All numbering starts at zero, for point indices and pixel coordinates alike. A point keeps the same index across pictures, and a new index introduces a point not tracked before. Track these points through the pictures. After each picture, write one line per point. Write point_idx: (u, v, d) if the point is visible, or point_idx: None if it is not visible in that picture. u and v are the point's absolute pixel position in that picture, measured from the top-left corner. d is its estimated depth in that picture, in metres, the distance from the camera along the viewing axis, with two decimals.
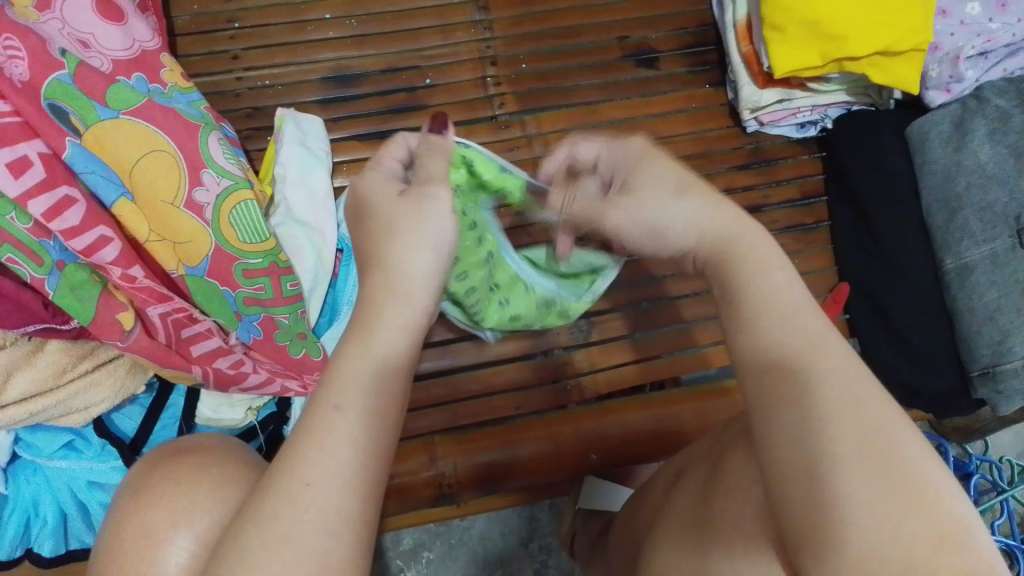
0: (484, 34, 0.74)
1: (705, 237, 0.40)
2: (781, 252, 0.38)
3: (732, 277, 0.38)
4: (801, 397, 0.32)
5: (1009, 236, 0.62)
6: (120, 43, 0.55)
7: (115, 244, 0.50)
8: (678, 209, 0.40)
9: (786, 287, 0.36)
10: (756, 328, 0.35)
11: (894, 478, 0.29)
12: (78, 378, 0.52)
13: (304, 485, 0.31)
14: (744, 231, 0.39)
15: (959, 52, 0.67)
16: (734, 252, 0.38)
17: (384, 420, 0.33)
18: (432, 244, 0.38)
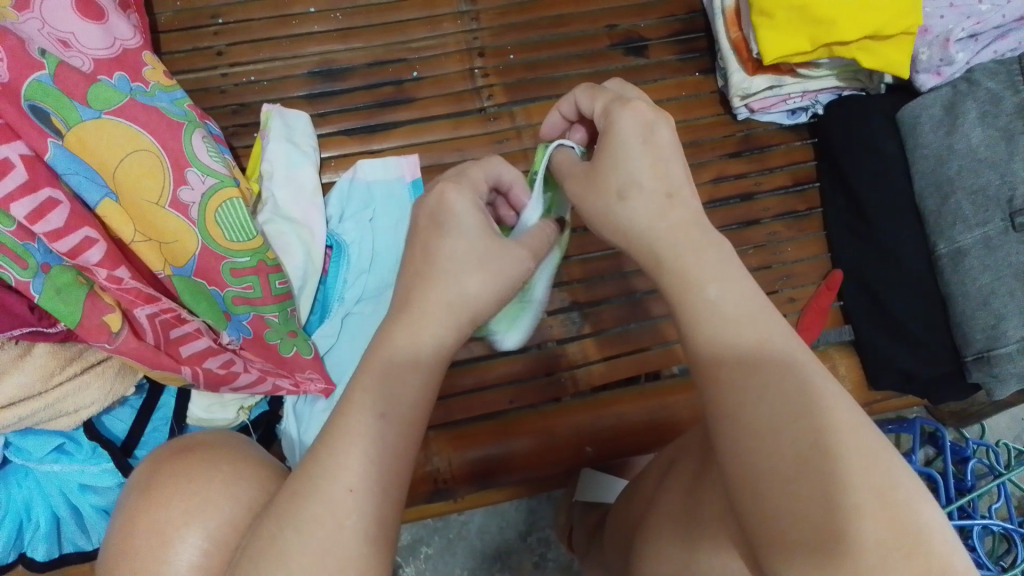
0: (471, 25, 0.73)
1: (633, 245, 0.40)
2: (724, 262, 0.37)
3: (667, 287, 0.38)
4: (774, 403, 0.34)
5: (1002, 219, 0.62)
6: (100, 42, 0.54)
7: (100, 245, 0.49)
8: (622, 218, 0.40)
9: (722, 301, 0.36)
10: (701, 338, 0.36)
11: (864, 485, 0.32)
12: (66, 381, 0.52)
13: (347, 491, 0.34)
14: (685, 241, 0.38)
15: (949, 35, 0.66)
16: (674, 261, 0.38)
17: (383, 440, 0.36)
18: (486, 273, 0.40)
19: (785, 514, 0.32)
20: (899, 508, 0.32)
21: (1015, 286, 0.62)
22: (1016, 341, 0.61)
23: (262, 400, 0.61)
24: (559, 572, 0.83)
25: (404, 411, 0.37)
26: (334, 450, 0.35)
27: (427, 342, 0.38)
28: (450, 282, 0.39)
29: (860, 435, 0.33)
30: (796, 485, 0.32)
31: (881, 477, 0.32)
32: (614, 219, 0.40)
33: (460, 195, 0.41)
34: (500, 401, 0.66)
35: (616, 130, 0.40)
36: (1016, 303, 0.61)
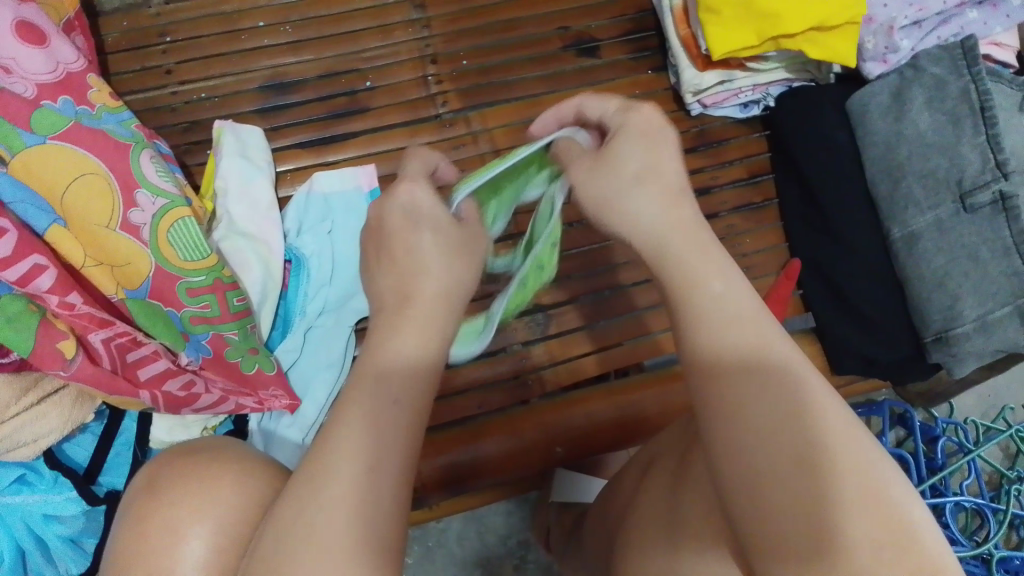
0: (422, 33, 0.73)
1: (641, 235, 0.40)
2: (721, 257, 0.38)
3: (669, 282, 0.38)
4: (766, 407, 0.33)
5: (952, 202, 0.63)
6: (43, 66, 0.53)
7: (50, 271, 0.48)
8: (630, 209, 0.40)
9: (726, 296, 0.37)
10: (699, 336, 0.36)
11: (861, 486, 0.32)
12: (23, 412, 0.51)
13: (367, 471, 0.34)
14: (685, 237, 0.39)
15: (893, 23, 0.67)
16: (674, 257, 0.38)
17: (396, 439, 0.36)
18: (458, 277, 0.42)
19: (785, 512, 0.32)
20: (893, 510, 0.32)
21: (968, 267, 0.63)
22: (972, 321, 0.62)
23: (226, 419, 0.61)
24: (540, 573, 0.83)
25: (413, 399, 0.37)
26: (347, 437, 0.35)
27: (426, 337, 0.40)
28: (438, 274, 0.41)
29: (853, 435, 0.33)
30: (790, 488, 0.32)
31: (873, 477, 0.32)
32: (621, 207, 0.40)
33: (427, 195, 0.43)
34: (468, 407, 0.66)
35: (625, 126, 0.42)
36: (970, 283, 0.63)
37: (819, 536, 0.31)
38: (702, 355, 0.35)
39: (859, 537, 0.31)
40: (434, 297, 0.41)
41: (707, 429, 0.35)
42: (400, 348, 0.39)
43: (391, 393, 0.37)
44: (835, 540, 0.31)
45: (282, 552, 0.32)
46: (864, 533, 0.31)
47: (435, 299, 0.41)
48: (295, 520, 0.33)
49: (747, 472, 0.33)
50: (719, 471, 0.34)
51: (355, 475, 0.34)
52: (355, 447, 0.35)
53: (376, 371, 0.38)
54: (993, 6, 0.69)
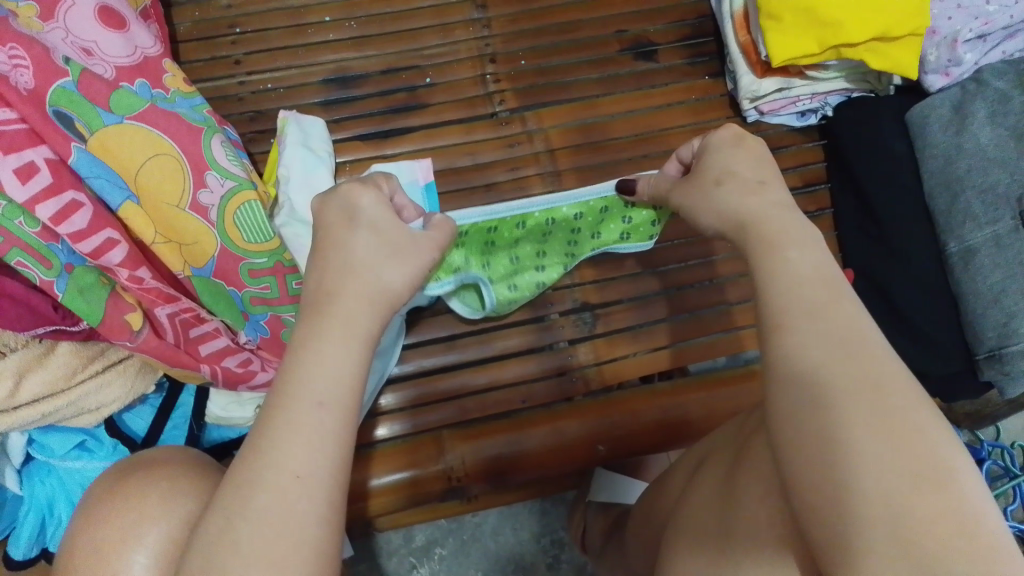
0: (482, 32, 0.75)
1: (727, 221, 0.44)
2: (803, 233, 0.40)
3: (756, 241, 0.41)
4: (809, 377, 0.34)
5: (1012, 218, 0.63)
6: (122, 50, 0.56)
7: (122, 246, 0.51)
8: (717, 196, 0.45)
9: (801, 261, 0.39)
10: (768, 297, 0.38)
11: (907, 459, 0.30)
12: (89, 378, 0.53)
13: (294, 477, 0.34)
14: (777, 214, 0.42)
15: (957, 36, 0.67)
16: (762, 229, 0.41)
17: (329, 436, 0.36)
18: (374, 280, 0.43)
19: (823, 494, 0.31)
20: (926, 462, 0.30)
21: None
22: None
23: None
24: (573, 574, 0.84)
25: (342, 400, 0.37)
26: (277, 441, 0.35)
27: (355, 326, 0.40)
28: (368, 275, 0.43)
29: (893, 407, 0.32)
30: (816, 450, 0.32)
31: (914, 443, 0.30)
32: (713, 196, 0.45)
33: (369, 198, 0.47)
34: (513, 401, 0.67)
35: (710, 141, 0.48)
36: None
37: (840, 498, 0.30)
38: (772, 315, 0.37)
39: (877, 496, 0.29)
40: (370, 288, 0.42)
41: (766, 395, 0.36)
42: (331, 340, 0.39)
43: (321, 393, 0.37)
44: (859, 508, 0.29)
45: (215, 555, 0.32)
46: (884, 497, 0.29)
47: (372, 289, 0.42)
48: (221, 529, 0.33)
49: (793, 437, 0.33)
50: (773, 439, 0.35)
51: (283, 479, 0.34)
52: (284, 447, 0.35)
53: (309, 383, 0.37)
54: None
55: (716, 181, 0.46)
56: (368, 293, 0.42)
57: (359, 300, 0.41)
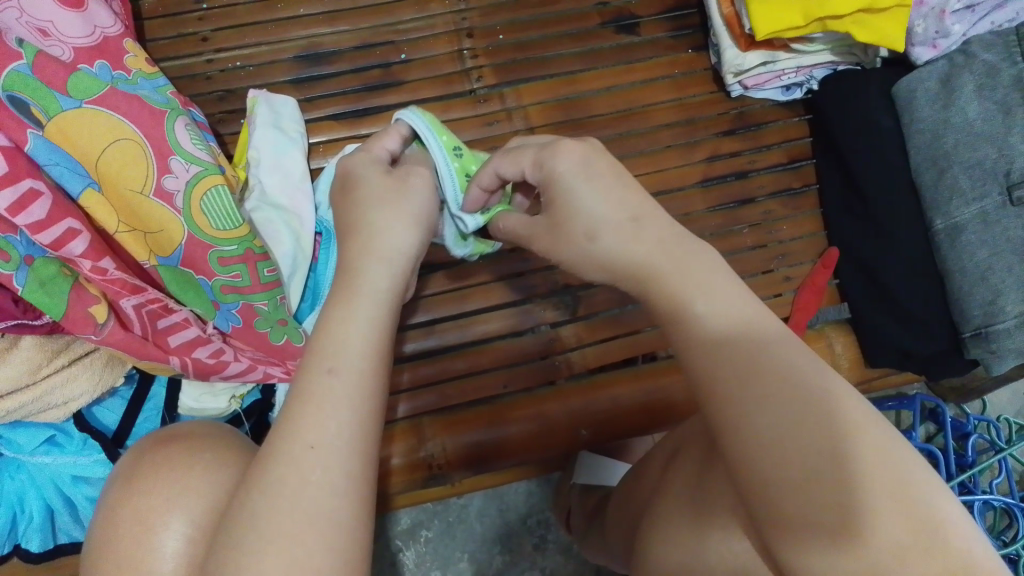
0: (459, 6, 0.72)
1: (620, 277, 0.38)
2: (713, 270, 0.36)
3: (659, 297, 0.36)
4: (776, 378, 0.32)
5: (999, 193, 0.61)
6: (81, 31, 0.53)
7: (83, 236, 0.49)
8: (598, 252, 0.38)
9: (710, 311, 0.35)
10: (695, 328, 0.35)
11: (887, 463, 0.31)
12: (55, 373, 0.52)
13: (309, 448, 0.33)
14: (669, 262, 0.37)
15: (945, 6, 0.65)
16: (659, 285, 0.36)
17: (348, 397, 0.35)
18: (386, 234, 0.41)
19: (818, 504, 0.30)
20: (901, 464, 0.31)
21: (1013, 261, 0.61)
22: (1014, 317, 0.61)
23: (254, 389, 0.60)
24: (560, 553, 0.83)
25: (359, 367, 0.36)
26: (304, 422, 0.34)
27: (370, 303, 0.38)
28: (378, 239, 0.41)
29: (869, 418, 0.32)
30: (819, 478, 0.30)
31: (892, 454, 0.31)
32: (591, 256, 0.39)
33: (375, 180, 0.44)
34: (494, 386, 0.65)
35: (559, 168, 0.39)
36: (1014, 278, 0.61)
37: (849, 525, 0.30)
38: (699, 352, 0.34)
39: (888, 519, 0.30)
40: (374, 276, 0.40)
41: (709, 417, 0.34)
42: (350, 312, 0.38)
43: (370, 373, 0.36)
44: (864, 519, 0.30)
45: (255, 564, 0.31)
46: (882, 502, 0.30)
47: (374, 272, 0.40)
48: (292, 495, 0.32)
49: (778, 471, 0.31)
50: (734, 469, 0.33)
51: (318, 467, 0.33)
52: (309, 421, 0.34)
53: (358, 348, 0.36)
54: None
55: (587, 240, 0.39)
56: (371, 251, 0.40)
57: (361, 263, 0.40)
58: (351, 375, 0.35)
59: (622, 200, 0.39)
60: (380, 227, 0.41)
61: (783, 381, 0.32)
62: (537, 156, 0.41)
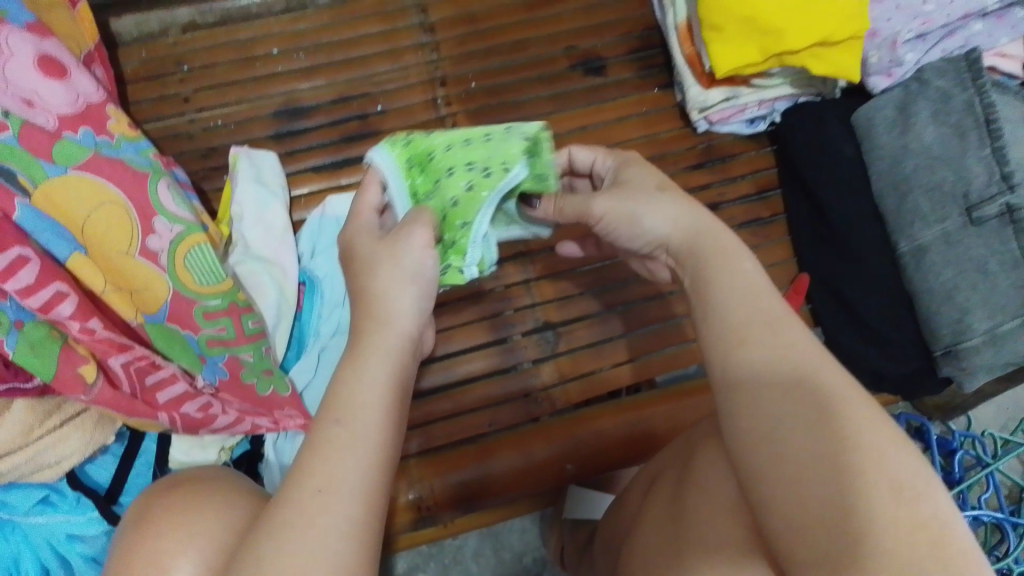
0: (431, 56, 0.75)
1: (676, 230, 0.45)
2: (740, 243, 0.43)
3: (702, 265, 0.42)
4: (794, 387, 0.35)
5: (960, 214, 0.64)
6: (64, 99, 0.55)
7: (70, 299, 0.50)
8: (660, 202, 0.45)
9: (754, 272, 0.41)
10: (734, 331, 0.39)
11: (887, 474, 0.32)
12: (47, 433, 0.53)
13: (316, 491, 0.35)
14: (714, 229, 0.44)
15: (897, 36, 0.67)
16: (710, 243, 0.43)
17: (361, 445, 0.37)
18: (408, 278, 0.44)
19: (815, 513, 0.32)
20: (904, 477, 0.32)
21: (977, 279, 0.63)
22: (981, 333, 0.63)
23: (243, 440, 0.62)
24: None
25: (366, 418, 0.38)
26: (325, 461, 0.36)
27: (390, 370, 0.41)
28: (391, 303, 0.43)
29: (885, 438, 0.33)
30: (818, 483, 0.33)
31: (895, 468, 0.32)
32: (653, 202, 0.46)
33: (367, 246, 0.46)
34: (479, 425, 0.67)
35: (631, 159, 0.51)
36: (979, 296, 0.63)
37: (847, 530, 0.31)
38: (721, 365, 0.38)
39: (884, 525, 0.31)
40: (400, 332, 0.43)
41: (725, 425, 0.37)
42: (375, 371, 0.40)
43: (380, 416, 0.38)
44: (859, 526, 0.31)
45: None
46: (880, 513, 0.31)
47: (398, 333, 0.43)
48: (297, 531, 0.33)
49: (781, 474, 0.34)
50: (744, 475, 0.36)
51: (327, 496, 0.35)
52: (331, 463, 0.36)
53: (360, 390, 0.39)
54: (998, 18, 0.69)
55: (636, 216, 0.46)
56: (393, 316, 0.43)
57: (382, 320, 0.43)
58: (357, 424, 0.38)
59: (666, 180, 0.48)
60: (397, 269, 0.44)
61: (796, 398, 0.35)
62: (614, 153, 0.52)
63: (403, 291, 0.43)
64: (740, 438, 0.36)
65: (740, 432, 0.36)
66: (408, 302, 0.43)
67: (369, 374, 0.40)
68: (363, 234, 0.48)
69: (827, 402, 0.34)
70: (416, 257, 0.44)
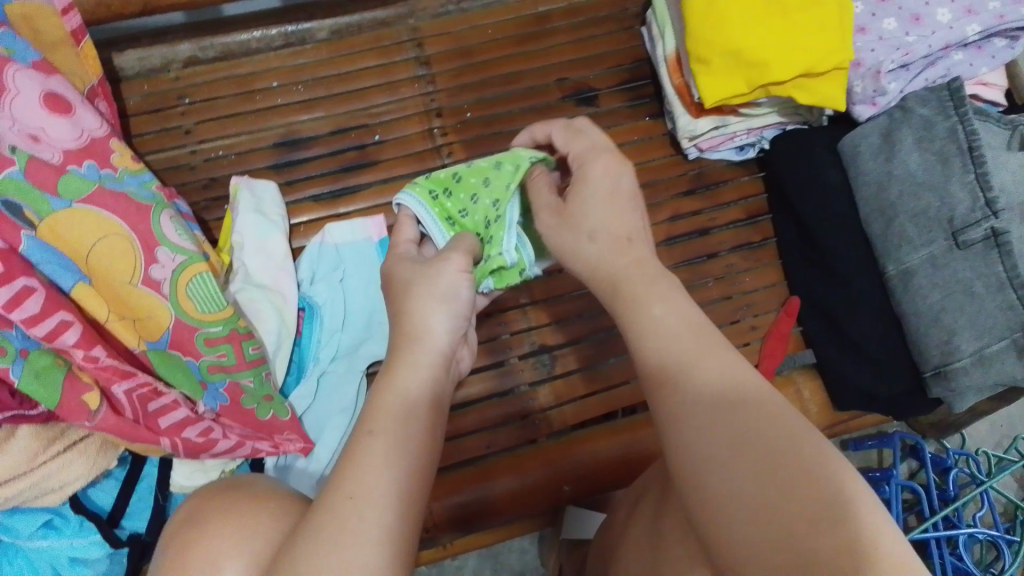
0: (427, 88, 0.77)
1: (598, 279, 0.46)
2: (664, 285, 0.43)
3: (624, 306, 0.43)
4: (722, 405, 0.36)
5: (945, 238, 0.65)
6: (69, 134, 0.57)
7: (75, 327, 0.51)
8: (591, 249, 0.46)
9: (664, 315, 0.41)
10: (658, 365, 0.39)
11: (808, 477, 0.32)
12: (51, 459, 0.54)
13: (348, 498, 0.35)
14: (637, 273, 0.44)
15: (880, 67, 0.69)
16: (627, 290, 0.43)
17: (399, 452, 0.38)
18: (443, 299, 0.45)
19: (754, 520, 0.32)
20: (832, 482, 0.32)
21: (963, 301, 0.64)
22: (969, 355, 0.63)
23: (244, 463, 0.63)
24: None
25: (396, 429, 0.39)
26: (359, 475, 0.36)
27: (423, 382, 0.42)
28: (432, 327, 0.44)
29: (814, 447, 0.33)
30: (754, 489, 0.32)
31: (821, 471, 0.32)
32: (581, 251, 0.46)
33: (407, 270, 0.47)
34: (475, 447, 0.68)
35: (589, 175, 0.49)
36: (966, 317, 0.64)
37: (782, 535, 0.31)
38: (666, 395, 0.38)
39: (815, 527, 0.30)
40: (434, 347, 0.44)
41: (667, 454, 0.37)
42: (406, 385, 0.42)
43: (404, 425, 0.39)
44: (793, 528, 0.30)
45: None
46: (810, 514, 0.31)
47: (432, 348, 0.44)
48: (333, 539, 0.33)
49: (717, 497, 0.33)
50: (686, 504, 0.35)
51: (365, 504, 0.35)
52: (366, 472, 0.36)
53: (393, 403, 0.40)
54: (978, 49, 0.71)
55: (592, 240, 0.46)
56: (430, 335, 0.44)
57: (416, 337, 0.44)
58: (385, 433, 0.39)
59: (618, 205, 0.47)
60: (436, 290, 0.45)
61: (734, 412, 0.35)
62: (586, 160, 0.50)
63: (442, 314, 0.45)
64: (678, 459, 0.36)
65: (675, 460, 0.36)
66: (449, 324, 0.45)
67: (405, 388, 0.41)
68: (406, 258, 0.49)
69: (760, 421, 0.35)
70: (459, 285, 0.46)
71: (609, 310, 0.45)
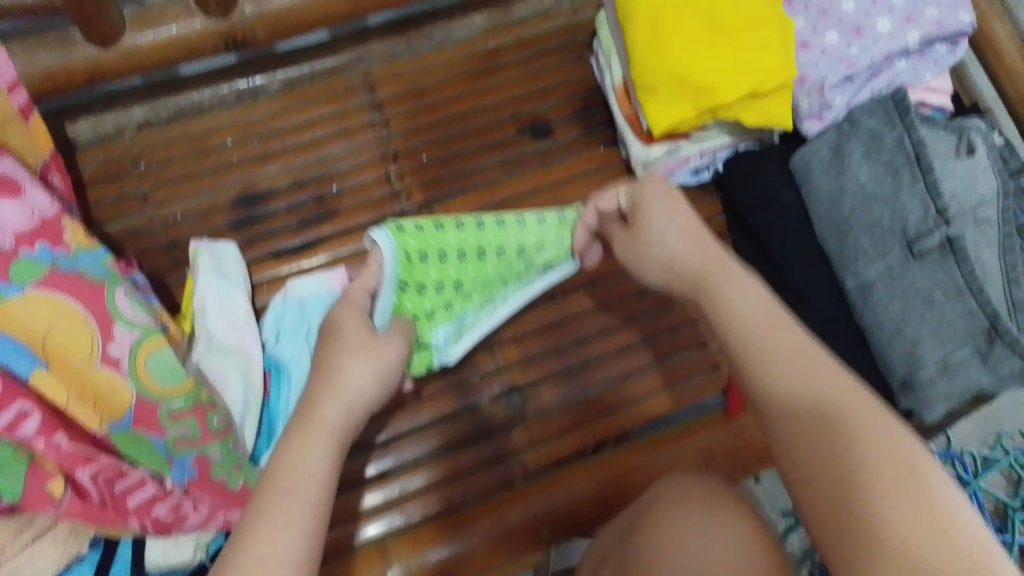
0: (383, 132, 0.77)
1: (676, 278, 0.54)
2: (751, 282, 0.50)
3: (712, 294, 0.51)
4: (829, 414, 0.42)
5: (901, 248, 0.66)
6: (18, 216, 0.55)
7: (35, 416, 0.51)
8: (665, 254, 0.54)
9: (745, 307, 0.49)
10: (747, 368, 0.47)
11: (913, 483, 0.39)
12: (20, 552, 0.51)
13: (261, 557, 0.39)
14: (711, 261, 0.52)
15: (824, 82, 0.70)
16: (711, 285, 0.51)
17: (307, 512, 0.42)
18: (371, 364, 0.52)
19: (845, 523, 0.39)
20: (904, 467, 0.39)
21: (923, 310, 0.65)
22: (934, 365, 0.64)
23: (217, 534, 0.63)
24: None
25: (311, 489, 0.43)
26: (268, 527, 0.41)
27: (336, 443, 0.47)
28: (355, 388, 0.50)
29: (892, 445, 0.40)
30: (846, 497, 0.40)
31: (905, 461, 0.40)
32: (653, 257, 0.55)
33: (341, 329, 0.54)
34: (454, 496, 0.68)
35: (642, 194, 0.56)
36: (928, 327, 0.64)
37: (860, 535, 0.38)
38: (766, 382, 0.45)
39: (900, 525, 0.37)
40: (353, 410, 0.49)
41: (775, 448, 0.45)
42: (327, 450, 0.46)
43: (323, 485, 0.44)
44: (874, 527, 0.38)
45: None
46: (902, 524, 0.37)
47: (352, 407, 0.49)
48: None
49: (813, 472, 0.42)
50: (795, 491, 0.43)
51: (266, 555, 0.39)
52: (277, 528, 0.41)
53: (307, 464, 0.44)
54: (920, 55, 0.72)
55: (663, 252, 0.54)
56: (352, 390, 0.50)
57: (335, 398, 0.49)
58: (301, 496, 0.42)
59: (675, 228, 0.54)
60: (367, 359, 0.52)
61: (820, 428, 0.42)
62: (630, 194, 0.58)
63: (361, 379, 0.50)
64: (781, 456, 0.44)
65: (782, 455, 0.44)
66: (371, 391, 0.51)
67: (318, 452, 0.45)
68: (338, 313, 0.56)
69: (839, 427, 0.42)
70: (388, 356, 0.53)
71: (691, 295, 0.53)
